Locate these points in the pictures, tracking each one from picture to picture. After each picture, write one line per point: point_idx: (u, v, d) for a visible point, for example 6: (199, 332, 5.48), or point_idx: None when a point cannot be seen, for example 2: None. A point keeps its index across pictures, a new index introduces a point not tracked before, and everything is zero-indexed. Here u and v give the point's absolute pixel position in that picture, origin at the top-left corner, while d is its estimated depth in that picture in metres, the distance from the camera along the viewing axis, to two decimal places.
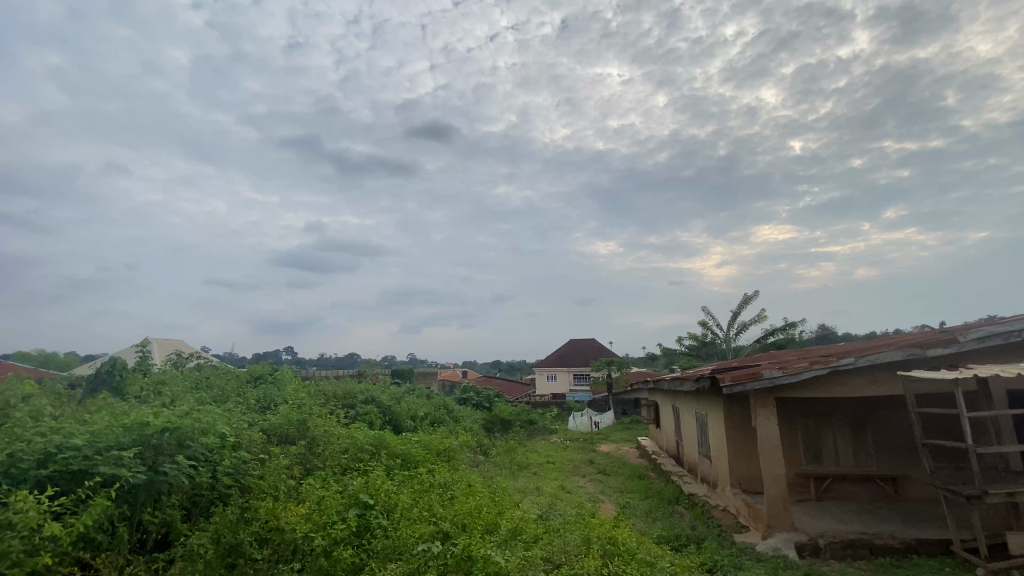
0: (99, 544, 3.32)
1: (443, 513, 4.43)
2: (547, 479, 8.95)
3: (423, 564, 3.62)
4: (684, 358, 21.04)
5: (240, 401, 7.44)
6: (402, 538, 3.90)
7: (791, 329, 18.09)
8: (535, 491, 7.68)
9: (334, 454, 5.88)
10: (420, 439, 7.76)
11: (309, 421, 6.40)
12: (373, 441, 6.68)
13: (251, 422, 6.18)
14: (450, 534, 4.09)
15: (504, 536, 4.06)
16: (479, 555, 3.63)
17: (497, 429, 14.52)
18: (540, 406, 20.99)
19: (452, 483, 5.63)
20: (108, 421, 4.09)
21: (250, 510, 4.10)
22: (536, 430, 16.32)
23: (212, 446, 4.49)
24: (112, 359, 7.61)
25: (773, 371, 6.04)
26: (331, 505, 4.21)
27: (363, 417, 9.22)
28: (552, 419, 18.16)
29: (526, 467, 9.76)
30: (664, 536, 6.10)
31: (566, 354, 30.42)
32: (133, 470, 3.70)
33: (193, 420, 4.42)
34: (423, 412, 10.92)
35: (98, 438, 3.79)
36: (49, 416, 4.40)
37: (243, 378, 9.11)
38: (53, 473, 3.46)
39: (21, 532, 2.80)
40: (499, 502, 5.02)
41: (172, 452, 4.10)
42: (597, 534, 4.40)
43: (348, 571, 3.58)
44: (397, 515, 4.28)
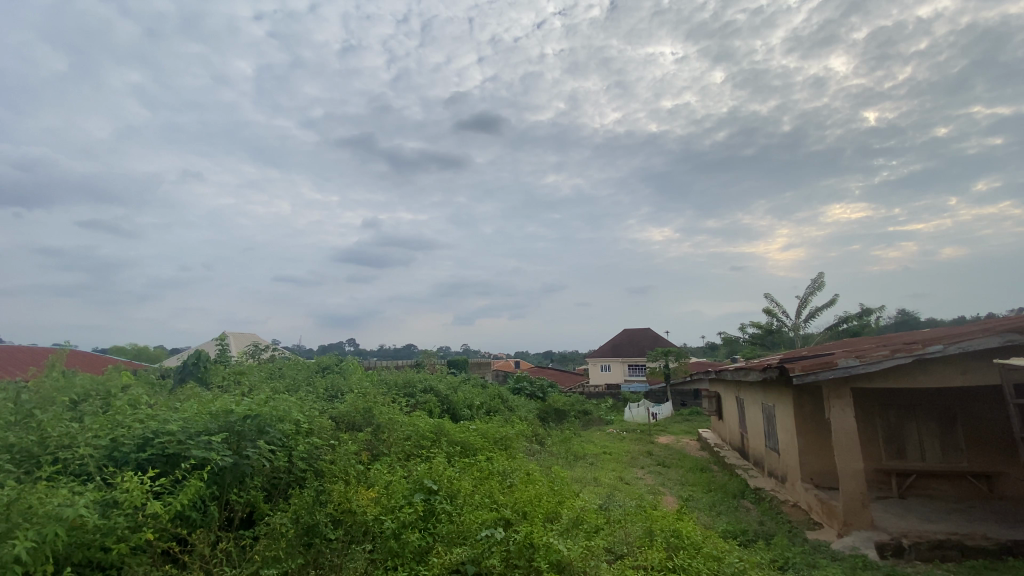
0: (193, 521, 3.61)
1: (504, 500, 4.49)
2: (605, 470, 8.87)
3: (487, 550, 3.69)
4: (747, 348, 20.13)
5: (310, 389, 7.89)
6: (466, 523, 3.99)
7: (866, 316, 16.87)
8: (593, 482, 7.62)
9: (398, 441, 6.09)
10: (478, 427, 7.91)
11: (374, 409, 6.68)
12: (433, 429, 6.87)
13: (321, 410, 6.52)
14: (512, 521, 4.13)
15: (565, 525, 4.07)
16: (541, 543, 3.65)
17: (552, 420, 14.53)
18: (595, 397, 20.81)
19: (510, 471, 5.70)
20: (196, 409, 4.45)
21: (325, 493, 4.33)
22: (592, 421, 16.19)
23: (288, 432, 4.78)
24: (197, 352, 8.28)
25: (848, 360, 5.63)
26: (398, 489, 4.38)
27: (423, 406, 9.50)
28: (607, 410, 17.95)
29: (583, 457, 9.70)
30: (730, 531, 5.88)
31: (621, 344, 29.92)
32: (220, 454, 4.00)
33: (271, 408, 4.73)
34: (479, 401, 11.10)
35: (189, 425, 4.13)
36: (145, 404, 4.85)
37: (312, 369, 9.63)
38: (151, 456, 3.79)
39: (127, 509, 3.08)
40: (559, 491, 5.03)
41: (253, 438, 4.40)
42: (660, 527, 4.32)
43: (416, 554, 3.69)
44: (460, 501, 4.39)
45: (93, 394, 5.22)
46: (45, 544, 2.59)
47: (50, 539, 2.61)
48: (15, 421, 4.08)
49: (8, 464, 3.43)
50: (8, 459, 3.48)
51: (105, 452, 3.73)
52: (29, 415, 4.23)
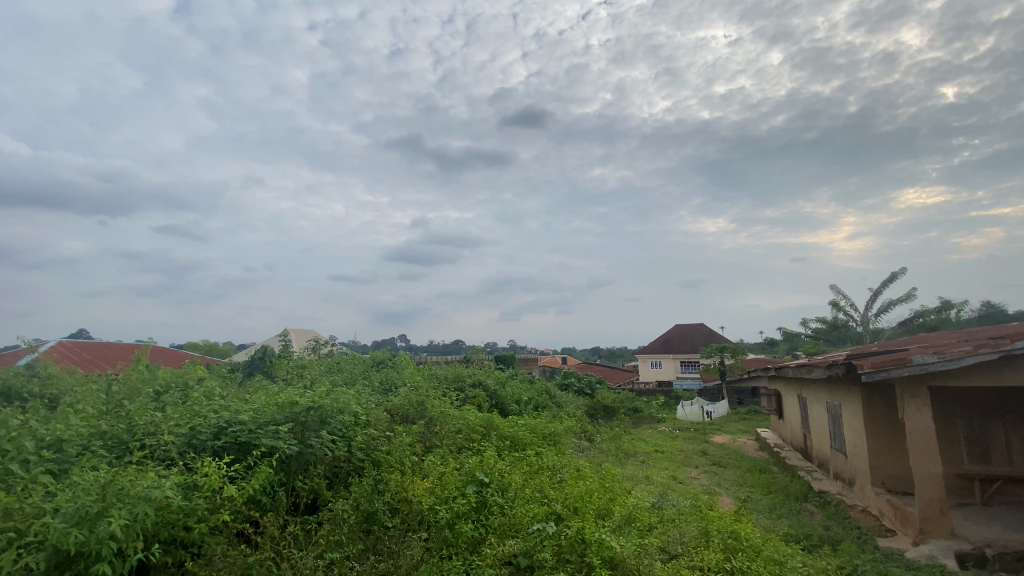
0: (264, 505, 3.85)
1: (555, 495, 4.50)
2: (656, 468, 8.68)
3: (539, 543, 3.71)
4: (809, 344, 19.07)
5: (366, 382, 8.21)
6: (518, 516, 4.04)
7: (945, 311, 15.57)
8: (645, 480, 7.47)
9: (450, 434, 6.23)
10: (526, 422, 7.96)
11: (426, 402, 6.85)
12: (483, 423, 6.98)
13: (377, 402, 6.77)
14: (563, 515, 4.14)
15: (617, 522, 4.03)
16: (594, 539, 3.64)
17: (601, 416, 14.36)
18: (646, 394, 20.41)
19: (561, 466, 5.70)
20: (264, 400, 4.74)
21: (382, 482, 4.50)
22: (642, 418, 15.90)
23: (348, 424, 5.01)
24: (263, 348, 8.86)
25: (925, 356, 5.22)
26: (451, 481, 4.49)
27: (472, 400, 9.67)
28: (658, 407, 17.53)
29: (633, 455, 9.54)
30: (793, 534, 5.61)
31: (673, 339, 29.14)
32: (287, 443, 4.24)
33: (332, 400, 4.97)
34: (527, 397, 11.16)
35: (259, 415, 4.41)
36: (218, 396, 5.22)
37: (367, 363, 10.02)
38: (224, 443, 4.07)
39: (207, 491, 3.33)
40: (610, 487, 4.99)
41: (317, 428, 4.65)
42: (717, 528, 4.19)
43: (469, 545, 3.77)
44: (512, 493, 4.44)
45: (173, 385, 5.67)
46: (136, 522, 2.83)
47: (140, 518, 2.86)
48: (107, 411, 4.50)
49: (104, 449, 3.78)
50: (104, 444, 3.84)
51: (185, 439, 4.04)
52: (119, 405, 4.66)
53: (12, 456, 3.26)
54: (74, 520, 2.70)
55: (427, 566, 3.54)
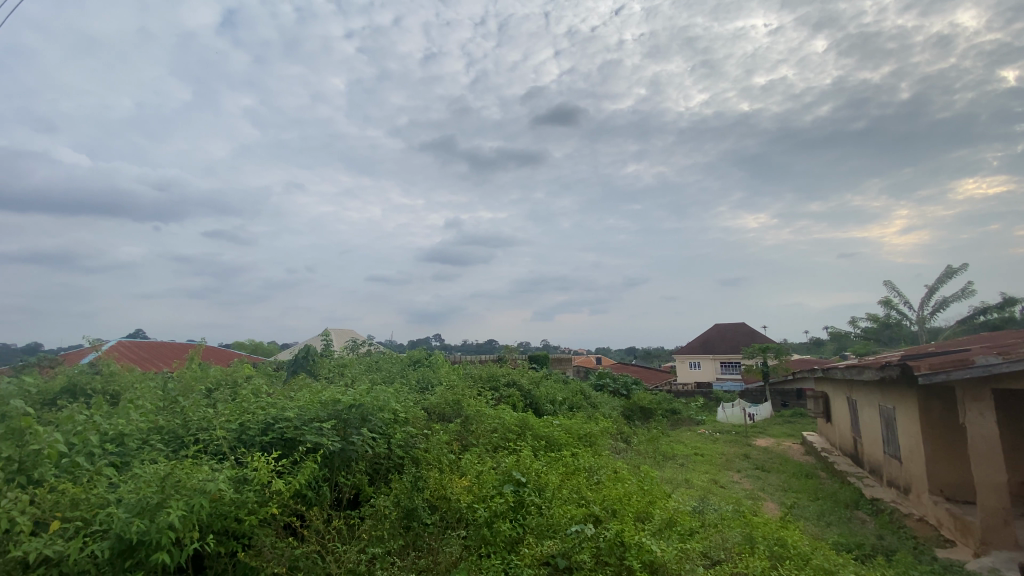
0: (309, 499, 3.97)
1: (593, 497, 4.45)
2: (696, 471, 8.46)
3: (578, 545, 3.68)
4: (859, 344, 18.18)
5: (403, 381, 8.36)
6: (555, 517, 4.01)
7: (1010, 308, 14.56)
8: (685, 484, 7.28)
9: (486, 433, 6.26)
10: (562, 423, 7.90)
11: (462, 401, 6.91)
12: (519, 422, 6.99)
13: (414, 401, 6.88)
14: (601, 517, 4.09)
15: (657, 526, 3.95)
16: (633, 542, 3.58)
17: (637, 418, 14.12)
18: (684, 396, 19.95)
19: (597, 468, 5.63)
20: (308, 398, 4.90)
21: (422, 480, 4.56)
22: (681, 420, 15.56)
23: (387, 421, 5.11)
24: (306, 347, 9.21)
25: (988, 357, 4.89)
26: (489, 479, 4.51)
27: (507, 400, 9.70)
28: (697, 409, 17.10)
29: (672, 458, 9.34)
30: (843, 543, 5.36)
31: (713, 339, 28.36)
32: (330, 439, 4.37)
33: (372, 398, 5.08)
34: (562, 397, 11.09)
35: (303, 413, 4.57)
36: (265, 393, 5.42)
37: (404, 362, 10.20)
38: (272, 439, 4.23)
39: (256, 485, 3.47)
40: (649, 490, 4.89)
41: (358, 425, 4.76)
42: (762, 534, 4.04)
43: (507, 544, 3.79)
44: (549, 494, 4.42)
45: (223, 383, 5.94)
46: (192, 513, 2.98)
47: (196, 509, 3.00)
48: (163, 407, 4.75)
49: (161, 443, 4.00)
50: (161, 439, 4.06)
51: (235, 434, 4.22)
52: (174, 401, 4.91)
53: (79, 448, 3.48)
54: (137, 510, 2.86)
55: (466, 565, 3.57)
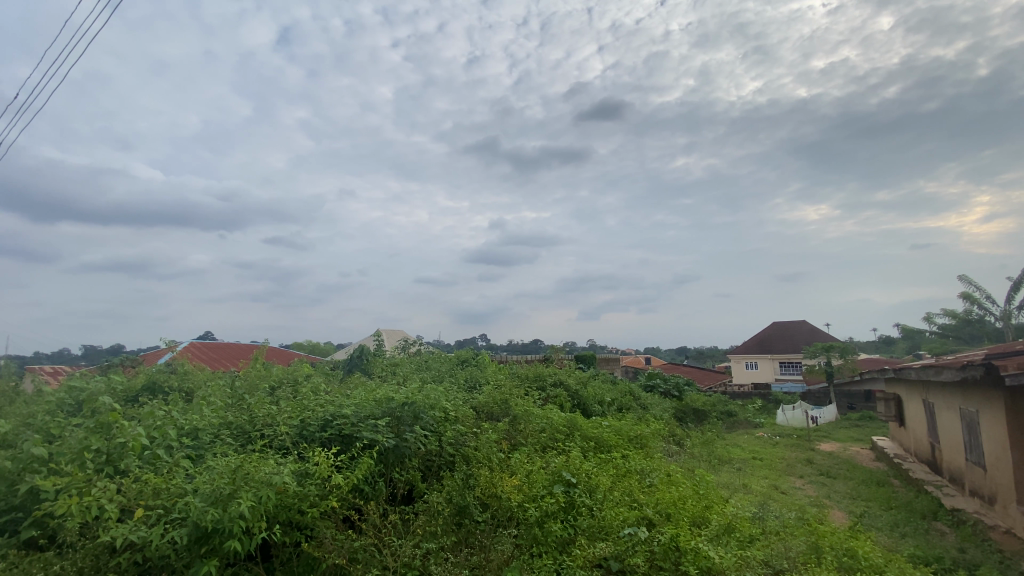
0: (366, 494, 4.10)
1: (646, 500, 4.35)
2: (755, 476, 8.09)
3: (630, 548, 3.60)
4: (935, 343, 16.81)
5: (452, 380, 8.49)
6: (607, 519, 3.95)
7: None
8: (743, 489, 6.98)
9: (534, 433, 6.26)
10: (611, 424, 7.78)
11: (510, 400, 6.93)
12: (567, 423, 6.94)
13: (463, 400, 6.97)
14: (655, 521, 3.99)
15: (714, 531, 3.81)
16: (689, 547, 3.47)
17: (690, 420, 13.67)
18: (740, 397, 19.17)
19: (650, 470, 5.50)
20: (364, 395, 5.07)
21: (473, 477, 4.62)
22: (737, 423, 14.95)
23: (438, 419, 5.22)
24: (360, 348, 9.52)
25: None
26: (539, 479, 4.51)
27: (554, 400, 9.66)
28: (755, 412, 16.36)
29: (728, 462, 8.98)
30: (920, 556, 4.97)
31: (770, 338, 27.09)
32: (385, 436, 4.51)
33: (424, 396, 5.21)
34: (611, 398, 10.92)
35: (359, 409, 4.74)
36: (322, 391, 5.66)
37: (452, 362, 10.35)
38: (331, 435, 4.42)
39: (318, 479, 3.63)
40: (704, 495, 4.72)
41: (410, 422, 4.90)
42: (828, 544, 3.81)
43: (559, 545, 3.77)
44: (600, 495, 4.35)
45: (284, 381, 6.25)
46: (261, 504, 3.15)
47: (264, 500, 3.17)
48: (232, 403, 5.07)
49: (230, 437, 4.25)
50: (230, 434, 4.32)
51: (297, 430, 4.43)
52: (241, 399, 5.22)
53: (159, 441, 3.76)
54: (211, 500, 3.06)
55: (518, 563, 3.58)
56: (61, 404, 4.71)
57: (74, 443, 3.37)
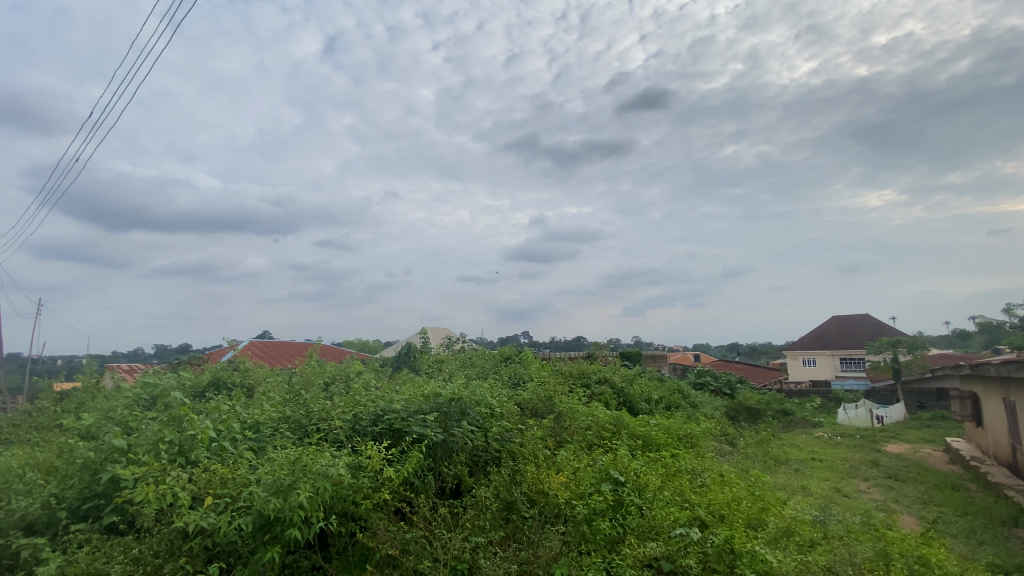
0: (416, 487, 4.20)
1: (698, 500, 4.22)
2: (814, 478, 7.70)
3: (682, 549, 3.51)
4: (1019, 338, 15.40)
5: (496, 377, 8.55)
6: (657, 519, 3.87)
7: None
8: (801, 491, 6.65)
9: (580, 430, 6.21)
10: (658, 422, 7.60)
11: (555, 397, 6.91)
12: (613, 421, 6.84)
13: (508, 396, 7.00)
14: (708, 522, 3.87)
15: (772, 534, 3.66)
16: (745, 550, 3.35)
17: (743, 419, 13.17)
18: (797, 395, 18.28)
19: (701, 470, 5.33)
20: (412, 391, 5.20)
21: (520, 473, 4.64)
22: (794, 422, 14.28)
23: (484, 415, 5.28)
24: (407, 345, 9.76)
25: None
26: (586, 477, 4.47)
27: (599, 397, 9.54)
28: (813, 411, 15.55)
29: (785, 463, 8.58)
30: (1001, 566, 4.58)
31: (829, 333, 25.69)
32: (433, 431, 4.60)
33: (470, 393, 5.29)
34: (658, 395, 10.68)
35: (409, 405, 4.86)
36: (372, 387, 5.85)
37: (497, 359, 10.42)
38: (381, 429, 4.56)
39: (371, 471, 3.75)
40: (760, 496, 4.54)
41: (458, 418, 4.98)
42: (898, 550, 3.57)
43: (608, 543, 3.72)
44: (650, 494, 4.27)
45: (337, 377, 6.50)
46: (319, 495, 3.28)
47: (321, 491, 3.31)
48: (289, 398, 5.32)
49: (289, 430, 4.46)
50: (288, 427, 4.53)
51: (351, 423, 4.59)
52: (298, 394, 5.47)
53: (225, 434, 4.00)
54: (273, 490, 3.21)
55: (566, 561, 3.56)
56: (137, 398, 5.09)
57: (150, 435, 3.64)
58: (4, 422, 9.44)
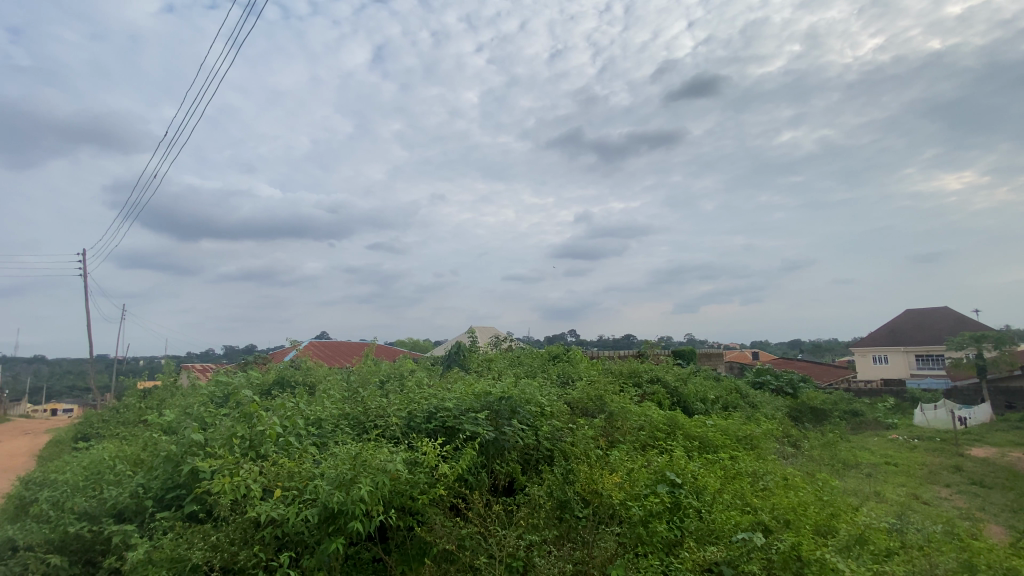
0: (470, 484, 4.26)
1: (761, 504, 4.04)
2: (889, 484, 7.17)
3: (745, 554, 3.37)
4: None
5: (545, 375, 8.53)
6: (717, 522, 3.74)
7: None
8: (874, 497, 6.22)
9: (632, 430, 6.09)
10: (715, 422, 7.33)
11: (605, 397, 6.81)
12: (667, 421, 6.66)
13: (558, 395, 6.97)
14: (773, 527, 3.69)
15: (843, 542, 3.44)
16: (814, 558, 3.18)
17: (806, 419, 12.48)
18: (867, 395, 17.10)
19: (763, 473, 5.10)
20: (463, 389, 5.28)
21: (572, 472, 4.61)
22: (864, 424, 13.38)
23: (535, 414, 5.28)
24: (457, 344, 9.92)
25: None
26: (640, 478, 4.38)
27: (651, 397, 9.32)
28: (886, 412, 14.49)
29: (855, 467, 8.06)
30: None
31: (902, 328, 23.93)
32: (485, 429, 4.65)
33: (520, 391, 5.31)
34: (714, 395, 10.30)
35: (460, 403, 4.93)
36: (424, 384, 6.00)
37: (545, 357, 10.41)
38: (435, 426, 4.66)
39: (426, 468, 3.85)
40: (829, 501, 4.29)
41: (508, 416, 5.02)
42: (988, 563, 3.28)
43: (665, 546, 3.62)
44: (709, 497, 4.12)
45: (391, 375, 6.69)
46: (378, 489, 3.40)
47: (381, 485, 3.42)
48: (348, 395, 5.55)
49: (348, 426, 4.63)
50: (348, 423, 4.71)
51: (405, 420, 4.72)
52: (355, 392, 5.69)
53: (291, 429, 4.21)
54: (336, 483, 3.35)
55: (622, 562, 3.51)
56: (212, 395, 5.44)
57: (224, 430, 3.89)
58: (97, 417, 10.37)
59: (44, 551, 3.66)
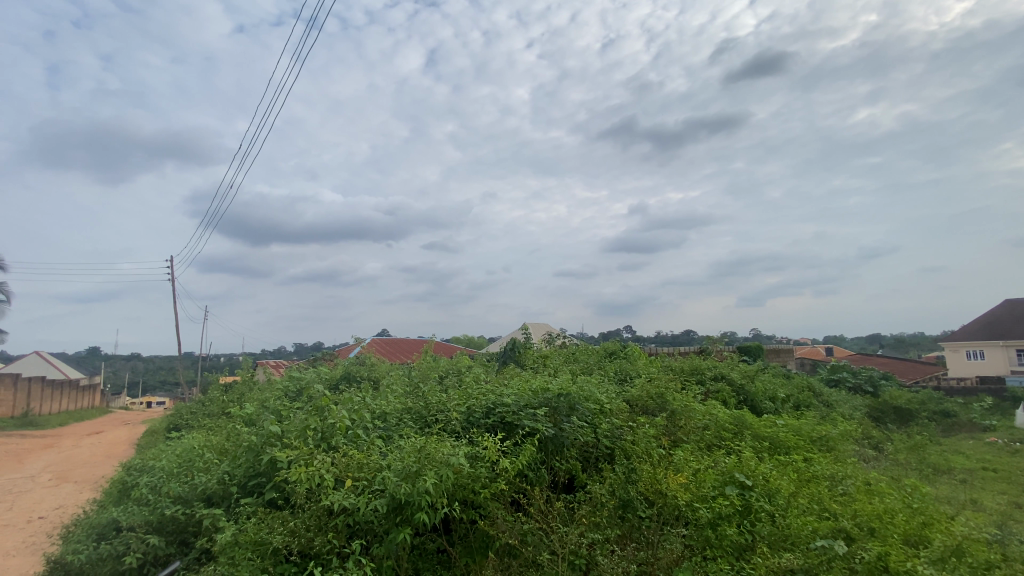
0: (531, 480, 4.27)
1: (841, 509, 3.78)
2: (988, 491, 6.49)
3: (825, 562, 3.16)
4: None
5: (603, 373, 8.38)
6: (793, 527, 3.52)
7: None
8: (972, 506, 5.65)
9: (696, 429, 5.87)
10: (786, 422, 6.93)
11: (666, 394, 6.60)
12: (733, 420, 6.37)
13: (616, 392, 6.84)
14: (856, 535, 3.44)
15: (938, 553, 3.15)
16: (903, 570, 2.95)
17: (889, 420, 11.56)
18: (960, 395, 15.61)
19: (842, 476, 4.75)
20: (521, 386, 5.29)
21: (635, 472, 4.51)
22: (957, 425, 12.19)
23: (593, 411, 5.22)
24: (513, 341, 9.99)
25: None
26: (707, 479, 4.22)
27: (715, 395, 8.96)
28: (983, 413, 13.16)
29: (948, 472, 7.35)
30: None
31: (1002, 321, 21.61)
32: (544, 425, 4.66)
33: (578, 389, 5.27)
34: (784, 393, 9.76)
35: (518, 398, 4.97)
36: (482, 380, 6.07)
37: (602, 354, 10.27)
38: (494, 421, 4.71)
39: (487, 462, 3.90)
40: (920, 509, 3.94)
41: (567, 413, 4.99)
42: None
43: (736, 550, 3.47)
44: (782, 501, 3.90)
45: (450, 371, 6.84)
46: (442, 482, 3.48)
47: (445, 479, 3.50)
48: (409, 390, 5.71)
49: (411, 420, 4.77)
50: (411, 417, 4.86)
51: (465, 415, 4.79)
52: (416, 387, 5.86)
53: (359, 423, 4.41)
54: (403, 475, 3.47)
55: (690, 565, 3.41)
56: (287, 390, 5.80)
57: (299, 423, 4.12)
58: (186, 410, 11.33)
59: (144, 531, 4.05)
